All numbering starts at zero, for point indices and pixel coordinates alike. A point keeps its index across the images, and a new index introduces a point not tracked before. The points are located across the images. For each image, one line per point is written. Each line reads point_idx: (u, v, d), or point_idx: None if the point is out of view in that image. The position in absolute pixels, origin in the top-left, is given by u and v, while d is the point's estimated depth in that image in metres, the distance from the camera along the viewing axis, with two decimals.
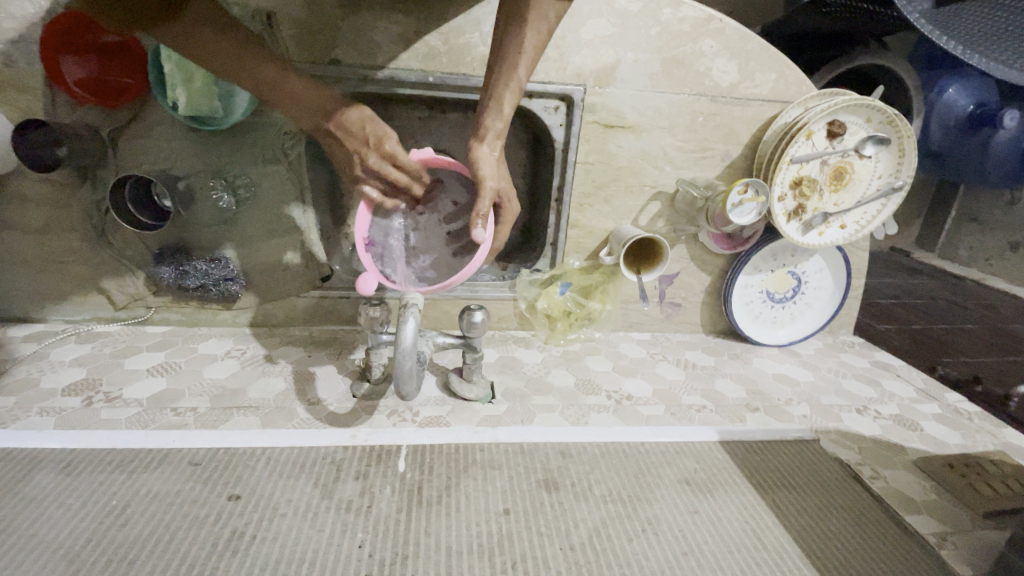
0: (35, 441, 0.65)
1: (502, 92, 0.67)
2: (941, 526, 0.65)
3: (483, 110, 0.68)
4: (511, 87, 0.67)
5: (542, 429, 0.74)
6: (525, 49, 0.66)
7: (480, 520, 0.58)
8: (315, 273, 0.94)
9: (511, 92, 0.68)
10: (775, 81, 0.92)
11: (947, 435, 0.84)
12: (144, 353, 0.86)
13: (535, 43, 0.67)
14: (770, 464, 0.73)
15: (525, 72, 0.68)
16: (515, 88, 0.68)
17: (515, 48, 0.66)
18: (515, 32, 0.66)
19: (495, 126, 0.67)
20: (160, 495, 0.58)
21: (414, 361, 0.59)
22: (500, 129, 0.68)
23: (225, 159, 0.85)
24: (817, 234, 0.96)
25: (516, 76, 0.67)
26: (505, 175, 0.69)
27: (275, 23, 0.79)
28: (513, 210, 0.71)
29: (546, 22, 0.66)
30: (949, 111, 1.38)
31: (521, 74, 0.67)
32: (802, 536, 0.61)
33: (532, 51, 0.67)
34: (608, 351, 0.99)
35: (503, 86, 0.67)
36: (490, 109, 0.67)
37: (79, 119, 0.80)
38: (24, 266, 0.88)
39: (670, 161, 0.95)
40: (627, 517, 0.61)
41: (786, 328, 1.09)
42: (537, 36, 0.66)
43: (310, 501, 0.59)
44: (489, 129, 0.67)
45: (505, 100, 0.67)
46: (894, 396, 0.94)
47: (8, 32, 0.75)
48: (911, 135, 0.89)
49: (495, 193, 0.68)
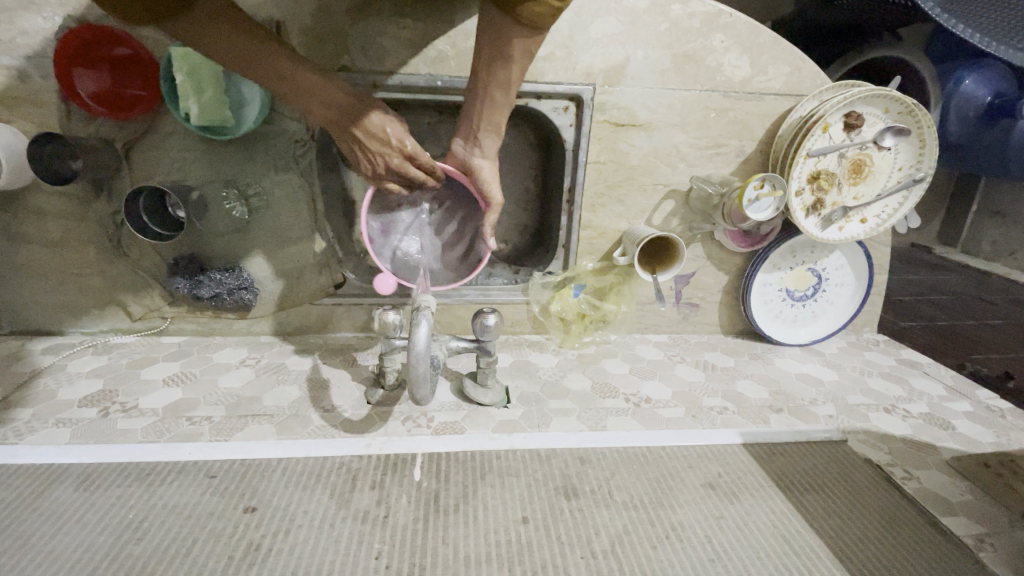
0: (54, 455, 0.65)
1: (496, 115, 0.70)
2: (979, 528, 0.62)
3: (481, 133, 0.71)
4: (502, 110, 0.70)
5: (559, 434, 0.72)
6: (514, 76, 0.66)
7: (499, 528, 0.57)
8: (328, 280, 0.94)
9: (502, 113, 0.70)
10: (789, 74, 0.90)
11: (980, 434, 0.80)
12: (160, 364, 0.87)
13: (520, 70, 0.67)
14: (797, 466, 0.70)
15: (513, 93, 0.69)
16: (507, 109, 0.70)
17: (504, 78, 0.66)
18: (502, 65, 0.65)
19: (492, 146, 0.73)
20: (177, 507, 0.58)
21: (427, 364, 0.58)
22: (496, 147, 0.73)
23: (237, 167, 0.86)
24: (837, 229, 0.93)
25: (505, 102, 0.69)
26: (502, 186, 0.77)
27: (285, 32, 0.80)
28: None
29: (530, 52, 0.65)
30: (968, 102, 1.33)
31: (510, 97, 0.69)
32: (832, 540, 0.58)
33: (518, 76, 0.67)
34: (625, 354, 0.97)
35: (496, 110, 0.69)
36: (489, 133, 0.71)
37: (94, 132, 0.81)
38: (42, 279, 0.89)
39: (683, 159, 0.94)
40: (649, 523, 0.59)
41: (808, 327, 1.06)
42: (524, 64, 0.66)
43: (326, 512, 0.58)
44: (489, 151, 0.73)
45: (500, 121, 0.71)
46: (922, 394, 0.91)
47: (24, 48, 0.76)
48: (931, 125, 0.87)
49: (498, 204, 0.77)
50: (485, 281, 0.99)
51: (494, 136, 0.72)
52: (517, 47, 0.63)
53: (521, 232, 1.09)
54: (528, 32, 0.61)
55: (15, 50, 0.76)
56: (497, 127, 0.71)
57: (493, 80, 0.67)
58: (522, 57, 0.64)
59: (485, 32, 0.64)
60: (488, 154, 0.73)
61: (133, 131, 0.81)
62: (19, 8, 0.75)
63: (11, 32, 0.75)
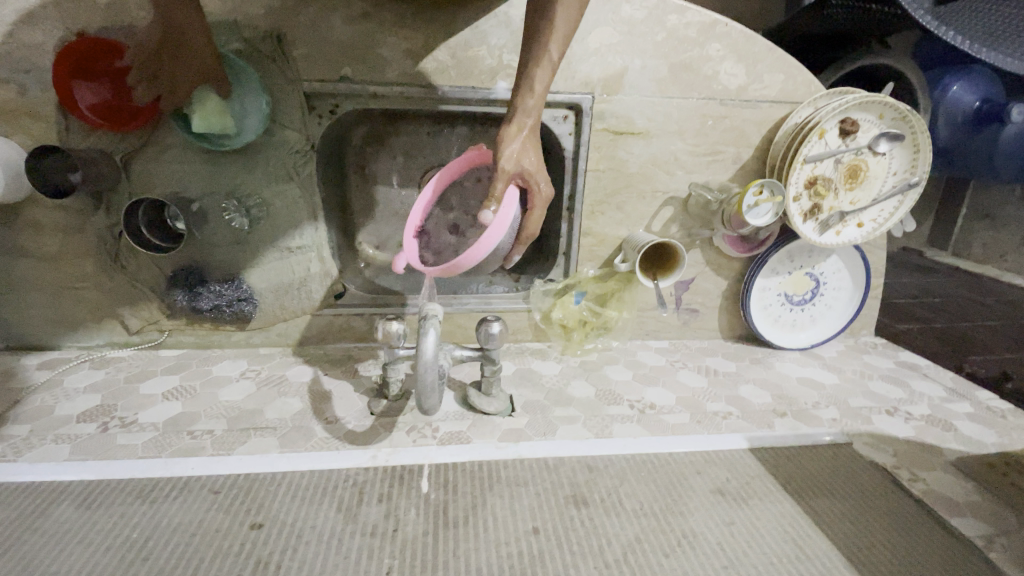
0: (53, 472, 0.64)
1: (534, 68, 0.66)
2: (987, 528, 0.62)
3: (518, 93, 0.67)
4: (544, 66, 0.66)
5: (565, 442, 0.72)
6: (556, 21, 0.65)
7: (509, 540, 0.56)
8: (328, 290, 0.93)
9: (541, 66, 0.66)
10: (784, 82, 0.92)
11: (982, 435, 0.81)
12: (158, 377, 0.85)
13: (566, 19, 0.65)
14: (804, 470, 0.70)
15: (558, 51, 0.67)
16: (548, 64, 0.66)
17: (548, 22, 0.65)
18: (543, 14, 0.66)
19: (525, 106, 0.66)
20: (181, 525, 0.57)
21: (435, 373, 0.58)
22: (527, 109, 0.66)
23: (236, 179, 0.85)
24: (834, 233, 0.94)
25: (546, 51, 0.66)
26: (532, 157, 0.65)
27: (285, 43, 0.79)
28: (540, 193, 0.66)
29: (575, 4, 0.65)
30: (956, 107, 1.36)
31: (553, 51, 0.66)
32: (844, 544, 0.58)
33: (563, 31, 0.66)
34: (627, 360, 0.98)
35: (534, 63, 0.66)
36: (522, 88, 0.66)
37: (92, 144, 0.80)
38: (38, 293, 0.88)
39: (681, 166, 0.95)
40: (661, 530, 0.58)
41: (807, 331, 1.07)
42: (567, 15, 0.65)
43: (334, 527, 0.57)
44: (519, 109, 0.66)
45: (537, 76, 0.66)
46: (923, 396, 0.92)
47: (23, 61, 0.76)
48: (925, 131, 0.88)
49: (515, 175, 0.65)
50: (487, 290, 0.99)
51: (529, 93, 0.66)
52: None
53: None
54: None
55: (13, 63, 0.76)
56: (533, 84, 0.66)
57: (536, 32, 0.67)
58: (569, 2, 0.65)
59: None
60: (521, 113, 0.66)
61: (132, 143, 0.81)
62: (17, 21, 0.74)
63: (8, 44, 0.75)
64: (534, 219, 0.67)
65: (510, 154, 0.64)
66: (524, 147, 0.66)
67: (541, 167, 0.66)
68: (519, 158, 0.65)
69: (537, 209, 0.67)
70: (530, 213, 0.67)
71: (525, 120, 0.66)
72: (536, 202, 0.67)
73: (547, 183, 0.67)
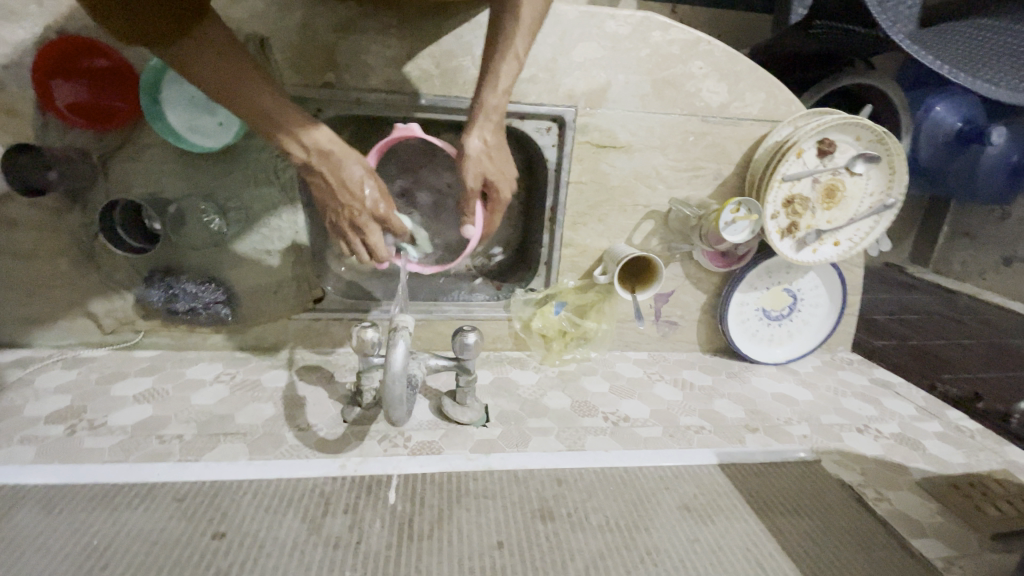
0: (15, 476, 0.63)
1: (499, 64, 0.68)
2: (947, 549, 0.63)
3: (483, 88, 0.69)
4: (510, 65, 0.69)
5: (537, 454, 0.72)
6: (524, 20, 0.68)
7: (473, 554, 0.56)
8: (307, 294, 0.93)
9: (507, 64, 0.68)
10: (765, 100, 0.93)
11: (949, 455, 0.82)
12: (131, 379, 0.85)
13: (532, 13, 0.68)
14: (771, 487, 0.71)
15: (523, 46, 0.69)
16: (514, 61, 0.69)
17: (515, 17, 0.68)
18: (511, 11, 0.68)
19: (490, 104, 0.68)
20: (142, 533, 0.56)
21: (403, 385, 0.57)
22: (490, 109, 0.68)
23: (216, 182, 0.85)
24: (811, 251, 0.96)
25: (512, 46, 0.68)
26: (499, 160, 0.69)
27: (269, 48, 0.79)
28: (504, 196, 0.72)
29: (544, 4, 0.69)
30: (938, 128, 1.38)
31: (518, 46, 0.69)
32: (806, 563, 0.59)
33: (527, 27, 0.68)
34: (604, 371, 0.98)
35: (500, 60, 0.68)
36: (490, 87, 0.68)
37: (70, 142, 0.79)
38: (10, 291, 0.87)
39: (662, 180, 0.96)
40: (625, 547, 0.59)
41: (784, 346, 1.08)
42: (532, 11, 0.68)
43: (298, 538, 0.57)
44: (484, 109, 0.68)
45: (502, 72, 0.68)
46: (894, 414, 0.93)
47: (0, 57, 0.75)
48: (900, 153, 0.90)
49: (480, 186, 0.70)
50: (467, 298, 0.99)
51: (497, 92, 0.68)
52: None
53: (504, 249, 1.09)
54: None
55: None
56: (501, 83, 0.68)
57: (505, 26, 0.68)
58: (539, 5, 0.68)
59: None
60: (488, 112, 0.68)
61: (110, 142, 0.80)
62: None
63: None
64: (494, 215, 0.74)
65: (476, 166, 0.67)
66: (495, 152, 0.70)
67: (507, 170, 0.71)
68: (485, 164, 0.68)
69: (498, 209, 0.73)
70: (495, 211, 0.73)
71: (491, 120, 0.69)
72: (500, 202, 0.73)
73: (511, 183, 0.73)
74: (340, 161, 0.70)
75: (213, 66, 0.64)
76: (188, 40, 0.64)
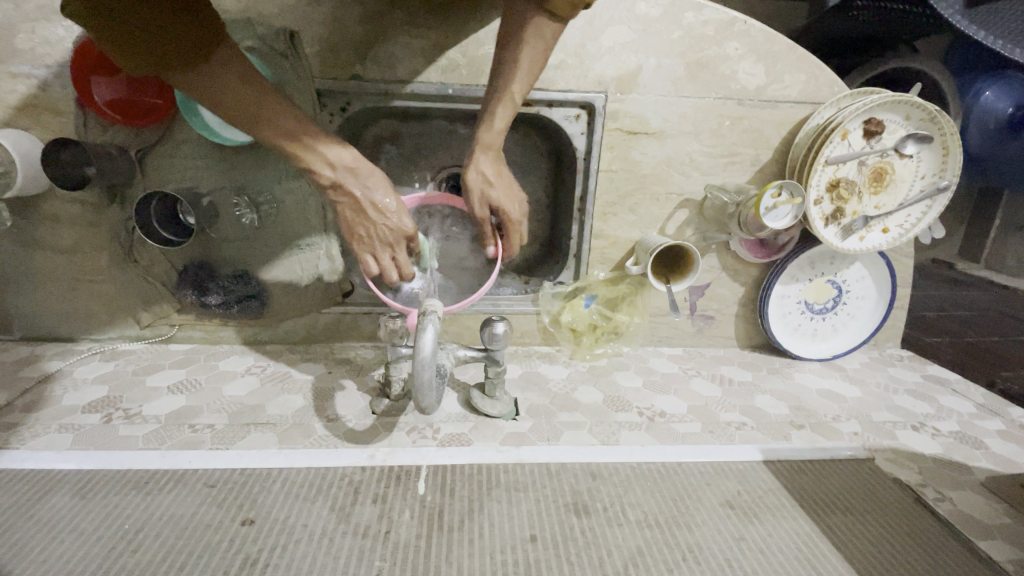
0: (52, 461, 0.64)
1: (494, 107, 0.66)
2: (1019, 553, 0.58)
3: (481, 129, 0.67)
4: (506, 108, 0.66)
5: (569, 448, 0.69)
6: (522, 64, 0.64)
7: (505, 547, 0.54)
8: (336, 288, 0.93)
9: (502, 107, 0.66)
10: (805, 82, 0.89)
11: (1016, 454, 0.76)
12: (166, 371, 0.86)
13: (530, 54, 0.64)
14: (822, 485, 0.67)
15: (521, 86, 0.66)
16: (511, 103, 0.66)
17: (513, 57, 0.64)
18: (508, 52, 0.65)
19: (489, 143, 0.66)
20: (172, 518, 0.56)
21: (432, 372, 0.56)
22: (491, 144, 0.67)
23: (248, 176, 0.86)
24: (858, 239, 0.91)
25: (508, 89, 0.65)
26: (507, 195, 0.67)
27: (299, 42, 0.80)
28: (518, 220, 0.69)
29: (544, 50, 0.65)
30: (988, 115, 1.20)
31: (516, 89, 0.65)
32: (862, 564, 0.55)
33: (527, 66, 0.65)
34: (638, 366, 0.95)
35: (496, 100, 0.66)
36: (489, 126, 0.66)
37: (109, 138, 0.81)
38: (53, 286, 0.89)
39: (697, 167, 0.92)
40: (665, 544, 0.55)
41: (828, 341, 1.03)
42: (529, 51, 0.64)
43: (325, 526, 0.56)
44: (480, 148, 0.67)
45: (498, 114, 0.66)
46: (952, 412, 0.86)
47: (45, 58, 0.78)
48: (954, 132, 0.84)
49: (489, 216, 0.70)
50: (494, 292, 0.97)
51: (497, 133, 0.66)
52: (531, 31, 0.62)
53: (533, 243, 1.06)
54: (545, 15, 0.61)
55: (34, 59, 0.78)
56: (501, 124, 0.66)
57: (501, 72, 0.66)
58: (536, 49, 0.64)
59: (507, 30, 0.66)
60: (489, 151, 0.67)
61: (148, 137, 0.82)
62: (39, 18, 0.76)
63: (32, 41, 0.77)
64: (515, 239, 0.72)
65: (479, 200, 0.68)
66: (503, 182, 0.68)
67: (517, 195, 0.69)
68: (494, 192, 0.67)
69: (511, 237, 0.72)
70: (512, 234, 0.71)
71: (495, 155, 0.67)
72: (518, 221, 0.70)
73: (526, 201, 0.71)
74: (371, 179, 0.63)
75: (237, 94, 0.56)
76: (212, 59, 0.54)
